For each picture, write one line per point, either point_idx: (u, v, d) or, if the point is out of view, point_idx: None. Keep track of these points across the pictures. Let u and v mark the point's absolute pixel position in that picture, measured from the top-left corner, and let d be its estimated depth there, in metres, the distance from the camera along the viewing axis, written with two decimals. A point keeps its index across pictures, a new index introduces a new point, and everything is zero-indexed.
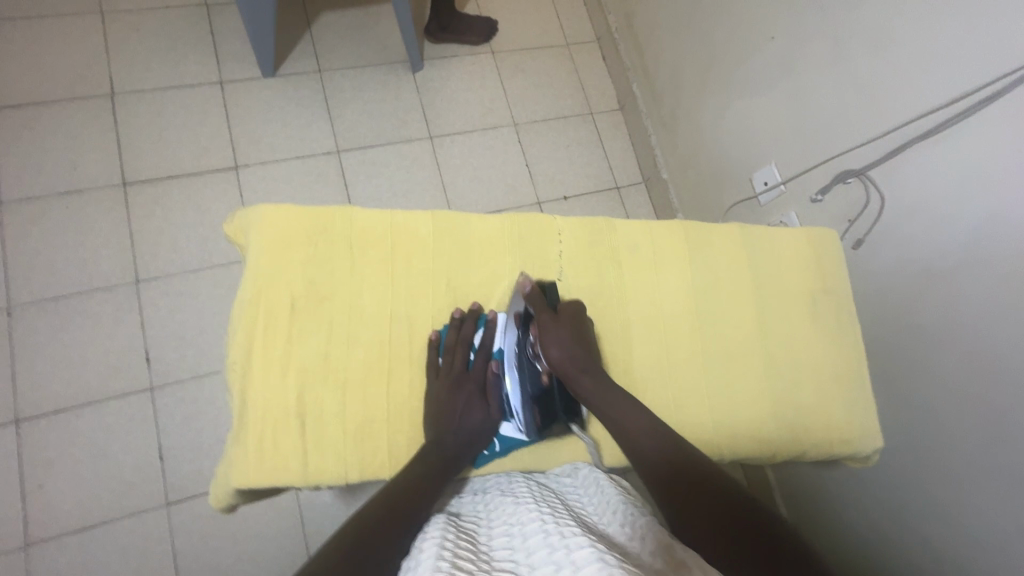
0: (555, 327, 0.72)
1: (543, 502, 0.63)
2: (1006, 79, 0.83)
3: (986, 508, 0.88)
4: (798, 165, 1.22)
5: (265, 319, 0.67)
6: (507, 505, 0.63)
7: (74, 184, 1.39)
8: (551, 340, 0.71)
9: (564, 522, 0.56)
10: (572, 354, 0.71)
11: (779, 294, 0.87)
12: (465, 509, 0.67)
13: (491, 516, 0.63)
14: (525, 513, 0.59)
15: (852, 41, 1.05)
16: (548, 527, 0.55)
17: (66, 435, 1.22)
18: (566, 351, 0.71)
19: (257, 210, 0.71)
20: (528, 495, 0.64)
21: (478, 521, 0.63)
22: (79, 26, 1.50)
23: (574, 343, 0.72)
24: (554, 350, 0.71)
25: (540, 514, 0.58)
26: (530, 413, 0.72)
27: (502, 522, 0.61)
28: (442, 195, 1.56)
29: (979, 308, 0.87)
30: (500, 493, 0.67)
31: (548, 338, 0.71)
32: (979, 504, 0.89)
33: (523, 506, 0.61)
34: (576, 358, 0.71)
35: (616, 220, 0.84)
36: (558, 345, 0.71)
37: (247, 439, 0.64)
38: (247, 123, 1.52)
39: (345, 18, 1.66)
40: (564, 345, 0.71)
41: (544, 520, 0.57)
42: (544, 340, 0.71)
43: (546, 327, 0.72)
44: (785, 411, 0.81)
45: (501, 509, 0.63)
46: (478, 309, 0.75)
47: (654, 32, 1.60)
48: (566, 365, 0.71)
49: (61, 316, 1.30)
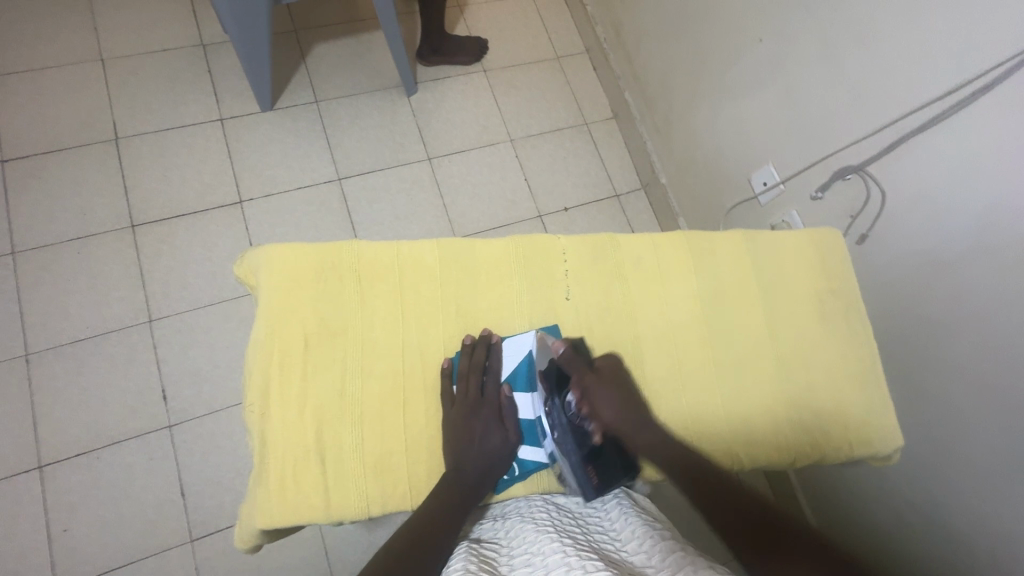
0: (599, 386, 0.74)
1: (564, 529, 0.63)
2: (997, 69, 0.84)
3: (1010, 499, 0.87)
4: (795, 164, 1.22)
5: (279, 358, 0.68)
6: (526, 532, 0.63)
7: (84, 229, 1.41)
8: (601, 404, 0.74)
9: (585, 554, 0.56)
10: (621, 411, 0.74)
11: (787, 297, 0.87)
12: (484, 535, 0.67)
13: (511, 544, 0.63)
14: (546, 543, 0.59)
15: (839, 39, 1.06)
16: (570, 559, 0.56)
17: (89, 478, 1.24)
18: (618, 410, 0.74)
19: (265, 250, 0.72)
20: (548, 522, 0.64)
21: (498, 547, 0.64)
22: (81, 75, 1.54)
23: (619, 396, 0.75)
24: (607, 411, 0.74)
25: (561, 544, 0.58)
26: (586, 473, 0.70)
27: (522, 551, 0.61)
28: (444, 215, 1.58)
29: (989, 298, 0.87)
30: (518, 519, 0.67)
31: (598, 399, 0.74)
32: (1003, 496, 0.88)
33: (544, 535, 0.61)
34: (626, 417, 0.74)
35: (619, 235, 0.85)
36: (612, 407, 0.74)
37: (268, 480, 0.65)
38: (248, 157, 1.54)
39: (338, 48, 1.69)
40: (614, 404, 0.74)
41: (566, 551, 0.57)
42: (596, 404, 0.74)
43: (592, 386, 0.74)
44: (802, 415, 0.81)
45: (521, 537, 0.63)
46: (489, 335, 0.76)
47: (642, 40, 1.62)
48: (620, 424, 0.74)
49: (77, 360, 1.32)
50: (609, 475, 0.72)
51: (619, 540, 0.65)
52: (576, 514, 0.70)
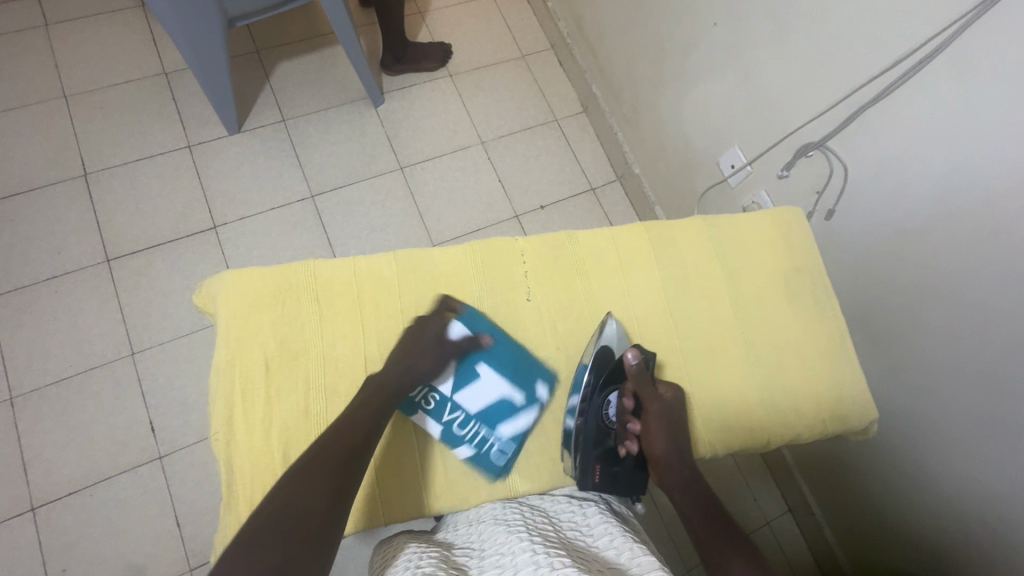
0: (656, 419, 0.76)
1: (535, 529, 0.64)
2: (941, 36, 0.84)
3: (995, 460, 0.87)
4: (760, 144, 1.22)
5: (241, 384, 0.69)
6: (498, 533, 0.63)
7: (60, 267, 1.41)
8: (656, 430, 0.76)
9: (553, 551, 0.57)
10: (672, 448, 0.76)
11: (751, 280, 0.87)
12: (457, 539, 0.67)
13: (482, 545, 0.63)
14: (516, 542, 0.60)
15: (790, 17, 1.06)
16: (538, 557, 0.56)
17: (83, 515, 1.24)
18: (671, 448, 0.75)
19: (223, 278, 0.74)
20: (519, 523, 0.64)
21: (469, 551, 0.63)
22: (45, 114, 1.53)
23: (676, 434, 0.76)
24: (660, 442, 0.76)
25: (530, 543, 0.59)
26: (592, 467, 0.76)
27: (492, 550, 0.61)
28: (421, 223, 1.57)
29: (955, 264, 0.87)
30: (491, 521, 0.67)
31: (653, 428, 0.76)
32: (987, 459, 0.88)
33: (514, 536, 0.61)
34: (679, 451, 0.76)
35: (578, 232, 0.86)
36: (665, 441, 0.76)
37: (238, 505, 0.65)
38: (219, 182, 1.54)
39: (301, 65, 1.69)
40: (669, 442, 0.76)
41: (534, 550, 0.57)
42: (651, 434, 0.76)
43: (653, 414, 0.76)
44: (774, 397, 0.80)
45: (492, 539, 0.63)
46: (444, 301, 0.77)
47: (604, 33, 1.61)
48: (664, 456, 0.76)
49: (63, 399, 1.31)
50: (615, 485, 0.77)
51: (591, 535, 0.66)
52: (550, 514, 0.70)
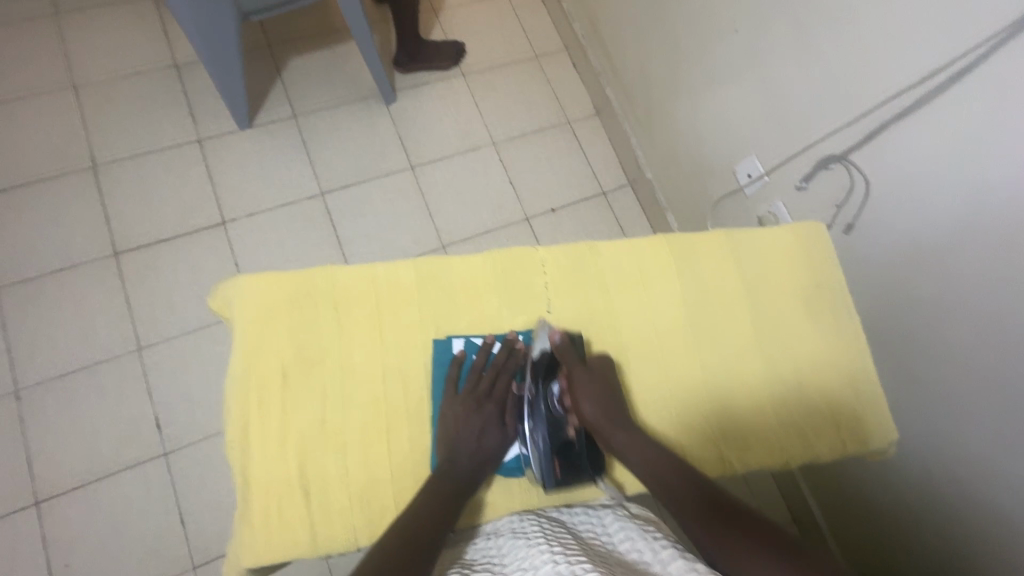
0: (585, 384, 0.72)
1: (555, 540, 0.62)
2: (972, 53, 0.82)
3: (1008, 482, 0.86)
4: (778, 154, 1.21)
5: (258, 393, 0.68)
6: (518, 548, 0.62)
7: (67, 260, 1.40)
8: (583, 393, 0.72)
9: (576, 559, 0.56)
10: (603, 409, 0.72)
11: (771, 295, 0.86)
12: (477, 556, 0.65)
13: (504, 561, 0.62)
14: (537, 555, 0.58)
15: (814, 27, 1.04)
16: (560, 566, 0.55)
17: (87, 510, 1.23)
18: (599, 407, 0.72)
19: (240, 282, 0.73)
20: (538, 534, 0.64)
21: (492, 565, 0.62)
22: (54, 104, 1.52)
23: (606, 398, 0.73)
24: (587, 403, 0.72)
25: (552, 554, 0.58)
26: (552, 466, 0.70)
27: (514, 565, 0.60)
28: (430, 223, 1.56)
29: (977, 284, 0.86)
30: (510, 536, 0.66)
31: (579, 392, 0.72)
32: (1002, 480, 0.87)
33: (535, 548, 0.60)
34: (607, 412, 0.72)
35: (599, 243, 0.84)
36: (591, 402, 0.72)
37: (254, 516, 0.65)
38: (229, 177, 1.53)
39: (313, 60, 1.67)
40: (596, 401, 0.72)
41: (556, 559, 0.57)
42: (577, 400, 0.72)
43: (578, 378, 0.73)
44: (791, 414, 0.80)
45: (513, 552, 0.62)
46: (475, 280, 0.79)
47: (620, 35, 1.60)
48: (599, 421, 0.72)
49: (69, 392, 1.31)
50: (576, 471, 0.71)
51: (611, 539, 0.65)
52: (569, 524, 0.69)
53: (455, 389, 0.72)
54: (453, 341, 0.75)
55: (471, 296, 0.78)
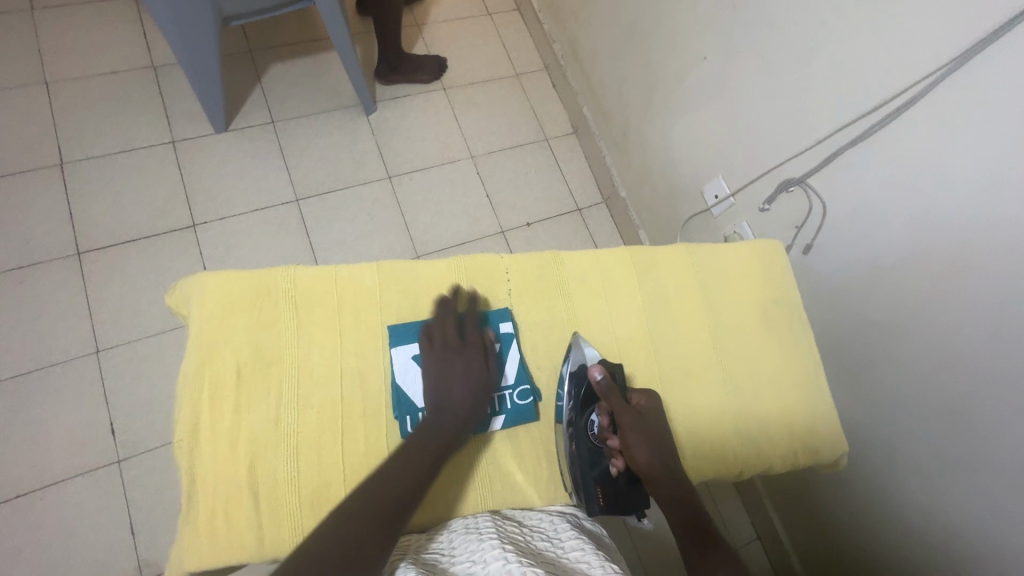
0: (639, 426, 0.74)
1: (507, 538, 0.63)
2: (919, 85, 0.87)
3: (958, 498, 0.89)
4: (743, 177, 1.25)
5: (211, 392, 0.67)
6: (470, 542, 0.62)
7: (26, 258, 1.36)
8: (638, 444, 0.73)
9: (526, 560, 0.56)
10: (659, 458, 0.73)
11: (730, 309, 0.88)
12: (427, 546, 0.65)
13: (453, 554, 0.62)
14: (489, 551, 0.59)
15: (779, 57, 1.09)
16: (511, 565, 0.55)
17: (31, 520, 1.17)
18: (654, 456, 0.73)
19: (198, 279, 0.72)
20: (492, 531, 0.64)
21: (439, 557, 0.62)
22: (23, 99, 1.49)
23: (659, 446, 0.74)
24: (642, 453, 0.73)
25: (503, 552, 0.58)
26: (594, 490, 0.74)
27: (463, 558, 0.60)
28: (406, 232, 1.56)
29: (927, 302, 0.90)
30: (463, 529, 0.66)
31: (634, 441, 0.73)
32: (953, 495, 0.90)
33: (486, 544, 0.61)
34: (661, 462, 0.73)
35: (563, 253, 0.86)
36: (647, 452, 0.73)
37: (198, 517, 0.63)
38: (202, 179, 1.51)
39: (294, 68, 1.68)
40: (650, 450, 0.73)
41: (507, 558, 0.57)
42: (630, 447, 0.73)
43: (631, 429, 0.74)
44: (747, 425, 0.81)
45: (463, 546, 0.62)
46: (438, 287, 0.79)
47: (597, 57, 1.65)
48: (654, 470, 0.73)
49: (19, 395, 1.26)
50: (619, 504, 0.75)
51: (563, 545, 0.65)
52: (521, 525, 0.69)
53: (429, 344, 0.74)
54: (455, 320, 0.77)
55: (435, 300, 0.78)
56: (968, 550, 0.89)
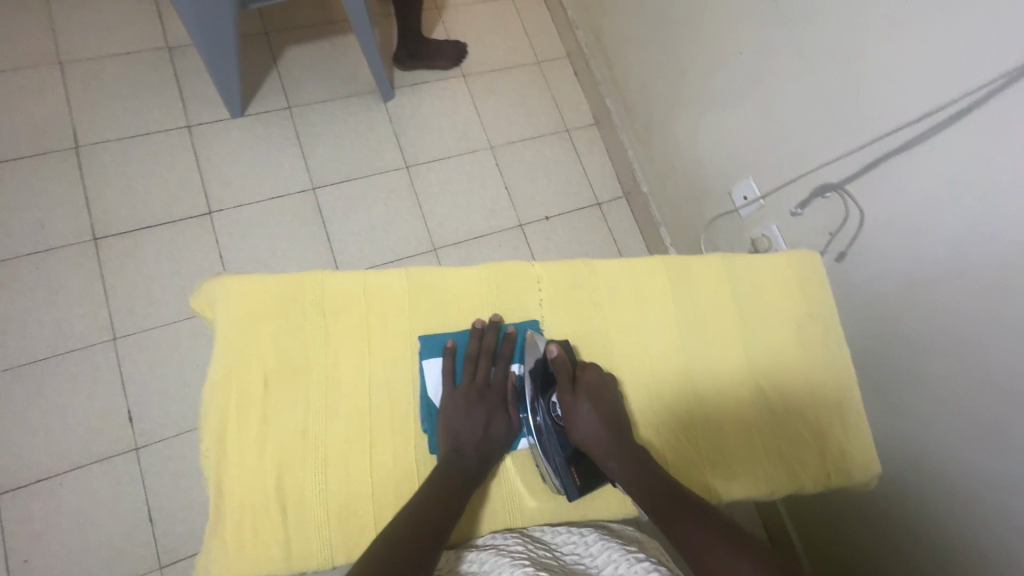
0: (580, 398, 0.72)
1: (539, 562, 0.61)
2: (975, 93, 0.83)
3: (972, 521, 0.86)
4: (774, 179, 1.21)
5: (237, 400, 0.67)
6: (501, 567, 0.61)
7: (42, 243, 1.35)
8: (577, 417, 0.71)
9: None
10: (599, 430, 0.71)
11: (763, 322, 0.86)
12: (460, 573, 0.63)
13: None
14: None
15: (819, 56, 1.05)
16: None
17: (50, 506, 1.19)
18: (596, 426, 0.71)
19: (224, 284, 0.71)
20: (522, 555, 0.62)
21: None
22: (38, 80, 1.47)
23: (599, 416, 0.71)
24: (581, 424, 0.71)
25: None
26: (570, 473, 0.71)
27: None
28: (423, 224, 1.54)
29: (963, 320, 0.86)
30: (493, 552, 0.65)
31: (573, 411, 0.71)
32: (968, 518, 0.87)
33: (518, 570, 0.59)
34: (600, 433, 0.71)
35: (595, 262, 0.85)
36: (587, 420, 0.71)
37: (226, 527, 0.63)
38: (217, 165, 1.49)
39: (311, 51, 1.64)
40: (590, 419, 0.71)
41: None
42: (571, 422, 0.71)
43: (570, 403, 0.72)
44: (777, 443, 0.80)
45: (495, 572, 0.61)
46: (467, 297, 0.78)
47: (623, 46, 1.59)
48: (592, 439, 0.71)
49: (37, 381, 1.26)
50: (593, 478, 0.73)
51: (595, 559, 0.64)
52: (552, 547, 0.68)
53: (453, 383, 0.73)
54: (466, 333, 0.77)
55: (463, 309, 0.78)
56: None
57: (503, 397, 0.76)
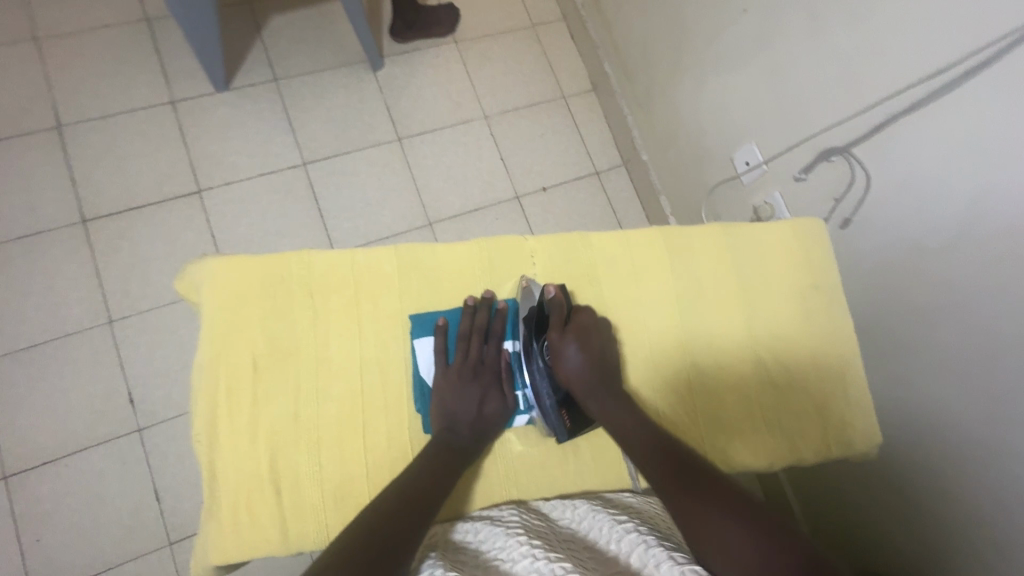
0: (566, 338, 0.71)
1: (533, 531, 0.61)
2: (992, 49, 0.78)
3: (973, 489, 0.85)
4: (779, 143, 1.17)
5: (227, 385, 0.66)
6: (496, 537, 0.60)
7: (31, 226, 1.33)
8: (563, 353, 0.71)
9: (555, 556, 0.54)
10: (587, 370, 0.71)
11: (766, 293, 0.84)
12: (455, 541, 0.64)
13: (480, 550, 0.60)
14: (516, 547, 0.57)
15: (831, 11, 0.99)
16: (540, 564, 0.53)
17: (57, 487, 1.20)
18: (582, 367, 0.70)
19: (206, 266, 0.69)
20: (517, 525, 0.62)
21: (467, 552, 0.61)
22: (14, 56, 1.41)
23: (588, 357, 0.71)
24: (568, 364, 0.70)
25: (530, 548, 0.56)
26: (559, 416, 0.72)
27: (491, 556, 0.58)
28: (417, 198, 1.50)
29: (970, 288, 0.84)
30: (487, 522, 0.65)
31: (561, 348, 0.71)
32: (968, 485, 0.86)
33: (513, 539, 0.58)
34: (588, 375, 0.71)
35: (591, 234, 0.83)
36: (575, 360, 0.70)
37: (221, 511, 0.63)
38: (205, 142, 1.45)
39: (297, 20, 1.57)
40: (579, 360, 0.70)
41: (534, 555, 0.55)
42: (559, 356, 0.71)
43: (558, 339, 0.71)
44: (777, 414, 0.79)
45: (490, 540, 0.61)
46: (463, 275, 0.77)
47: (622, 6, 1.52)
48: (579, 382, 0.71)
49: (36, 366, 1.25)
50: (584, 419, 0.73)
51: (587, 530, 0.64)
52: (547, 517, 0.68)
53: (446, 361, 0.72)
54: (457, 312, 0.75)
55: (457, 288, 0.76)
56: (974, 536, 0.86)
57: (497, 375, 0.75)
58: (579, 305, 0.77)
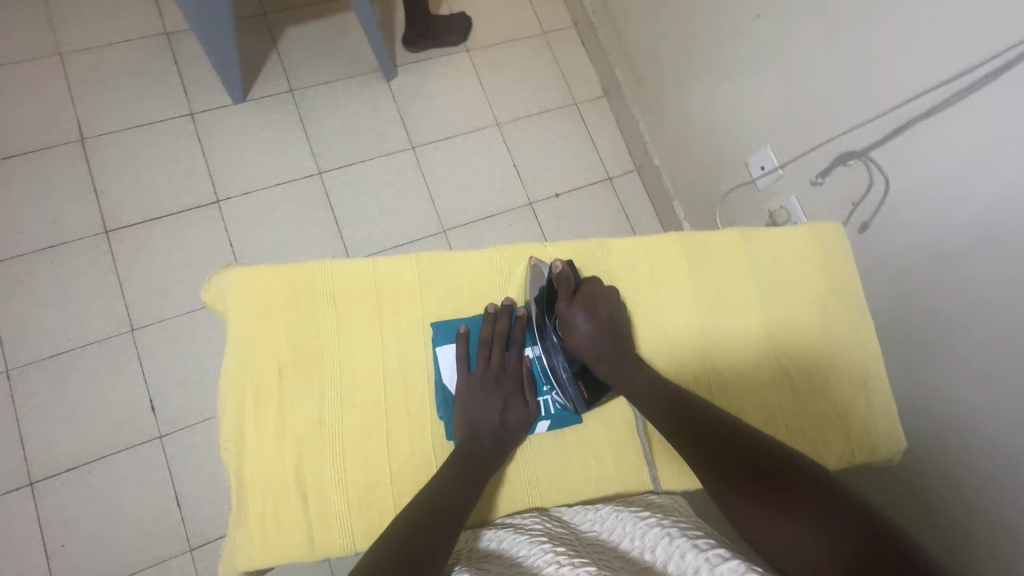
0: (574, 307, 0.73)
1: (556, 538, 0.61)
2: (1006, 54, 0.78)
3: (998, 496, 0.84)
4: (794, 148, 1.17)
5: (254, 394, 0.67)
6: (519, 544, 0.60)
7: (55, 237, 1.36)
8: (573, 321, 0.72)
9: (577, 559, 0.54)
10: (598, 336, 0.72)
11: (785, 297, 0.84)
12: (480, 550, 0.64)
13: (504, 557, 0.60)
14: (539, 554, 0.57)
15: (845, 15, 0.99)
16: (563, 566, 0.53)
17: (81, 493, 1.22)
18: (593, 334, 0.72)
19: (232, 276, 0.70)
20: (541, 532, 0.62)
21: (492, 560, 0.61)
22: (38, 72, 1.45)
23: (599, 324, 0.73)
24: (579, 331, 0.72)
25: (553, 554, 0.56)
26: (576, 387, 0.73)
27: (515, 562, 0.58)
28: (431, 206, 1.52)
29: (991, 293, 0.83)
30: (511, 530, 0.65)
31: (571, 317, 0.72)
32: (993, 492, 0.85)
33: (537, 547, 0.58)
34: (599, 342, 0.72)
35: (609, 240, 0.83)
36: (584, 329, 0.72)
37: (249, 519, 0.64)
38: (223, 153, 1.47)
39: (312, 32, 1.60)
40: (589, 328, 0.72)
41: (558, 559, 0.55)
42: (570, 325, 0.73)
43: (567, 309, 0.73)
44: (798, 418, 0.79)
45: (513, 547, 0.61)
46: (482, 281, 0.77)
47: (632, 12, 1.53)
48: (592, 351, 0.72)
49: (60, 374, 1.28)
50: (600, 388, 0.74)
51: (611, 536, 0.63)
52: (570, 525, 0.68)
53: (468, 368, 0.72)
54: (478, 319, 0.75)
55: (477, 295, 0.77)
56: None
57: (519, 382, 0.75)
58: (587, 278, 0.79)
